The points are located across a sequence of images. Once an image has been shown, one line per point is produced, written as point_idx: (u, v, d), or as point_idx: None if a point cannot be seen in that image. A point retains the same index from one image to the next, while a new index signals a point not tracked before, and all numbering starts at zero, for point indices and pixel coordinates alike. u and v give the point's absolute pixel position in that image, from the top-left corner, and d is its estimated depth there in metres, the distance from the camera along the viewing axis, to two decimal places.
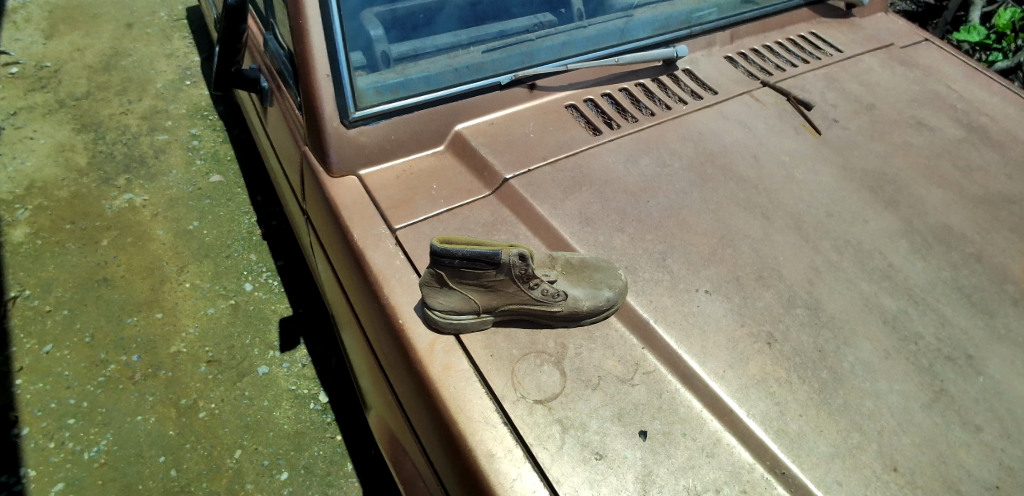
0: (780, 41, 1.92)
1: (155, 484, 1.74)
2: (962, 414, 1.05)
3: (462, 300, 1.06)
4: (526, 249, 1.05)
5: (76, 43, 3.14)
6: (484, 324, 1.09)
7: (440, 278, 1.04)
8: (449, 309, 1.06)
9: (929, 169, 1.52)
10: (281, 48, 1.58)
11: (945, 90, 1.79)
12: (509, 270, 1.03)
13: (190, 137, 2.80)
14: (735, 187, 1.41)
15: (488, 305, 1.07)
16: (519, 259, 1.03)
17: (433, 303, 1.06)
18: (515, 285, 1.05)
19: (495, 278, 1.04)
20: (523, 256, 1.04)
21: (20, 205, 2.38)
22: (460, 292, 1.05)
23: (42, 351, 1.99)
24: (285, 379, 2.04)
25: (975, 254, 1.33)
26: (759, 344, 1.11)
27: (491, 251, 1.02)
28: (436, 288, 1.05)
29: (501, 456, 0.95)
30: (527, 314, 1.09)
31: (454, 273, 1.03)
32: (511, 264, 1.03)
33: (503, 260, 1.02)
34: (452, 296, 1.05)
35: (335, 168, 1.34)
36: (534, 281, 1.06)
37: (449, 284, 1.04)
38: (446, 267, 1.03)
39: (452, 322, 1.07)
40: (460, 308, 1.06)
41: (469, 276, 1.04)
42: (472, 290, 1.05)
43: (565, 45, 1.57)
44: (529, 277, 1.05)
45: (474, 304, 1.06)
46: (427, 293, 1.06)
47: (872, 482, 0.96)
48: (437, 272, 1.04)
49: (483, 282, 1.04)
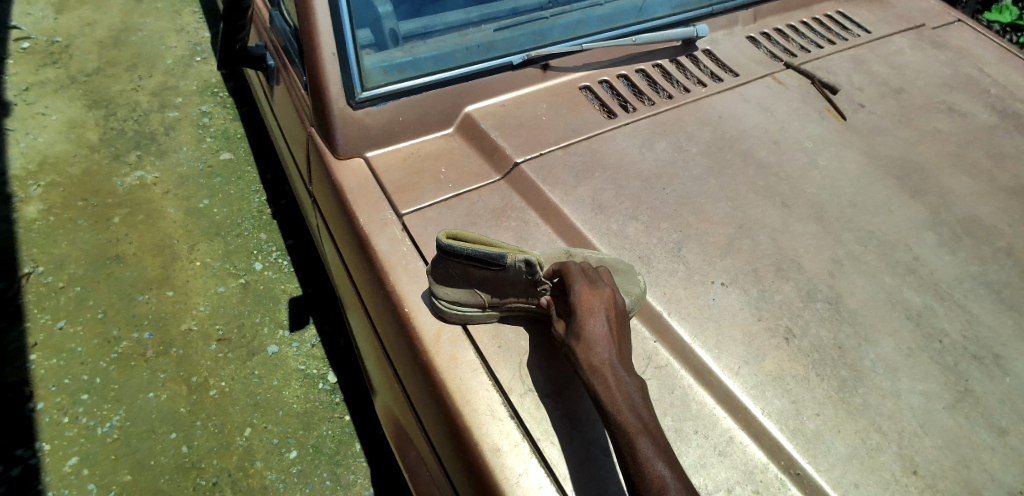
0: (805, 21, 1.84)
1: (167, 459, 1.76)
2: (988, 416, 1.01)
3: (469, 295, 1.02)
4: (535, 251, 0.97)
5: (86, 18, 3.11)
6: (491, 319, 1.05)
7: (446, 271, 1.01)
8: (452, 303, 1.03)
9: (959, 157, 1.45)
10: (286, 25, 1.54)
11: (977, 74, 1.71)
12: (517, 272, 0.97)
13: (201, 114, 2.78)
14: (755, 174, 1.36)
15: (495, 303, 1.03)
16: (524, 267, 0.96)
17: (437, 294, 1.03)
18: (523, 286, 0.99)
19: (502, 278, 0.99)
20: (529, 262, 0.96)
21: (32, 181, 2.38)
22: (465, 287, 1.02)
23: (55, 326, 2.00)
24: (294, 359, 2.04)
25: (1006, 247, 1.27)
26: (776, 339, 1.07)
27: (493, 256, 0.96)
28: (442, 279, 1.03)
29: (507, 450, 0.93)
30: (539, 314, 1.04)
31: (460, 269, 1.00)
32: (518, 268, 0.96)
33: (509, 263, 0.96)
34: (457, 290, 1.02)
35: (341, 150, 1.31)
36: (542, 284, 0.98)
37: (454, 277, 1.01)
38: (452, 262, 0.99)
39: (455, 315, 1.05)
40: (466, 302, 1.03)
41: (472, 275, 1.00)
42: (477, 286, 1.01)
43: (579, 23, 1.52)
44: (537, 280, 0.98)
45: (480, 300, 1.03)
46: (432, 283, 1.04)
47: (889, 484, 0.93)
48: (442, 264, 1.01)
49: (489, 281, 1.00)
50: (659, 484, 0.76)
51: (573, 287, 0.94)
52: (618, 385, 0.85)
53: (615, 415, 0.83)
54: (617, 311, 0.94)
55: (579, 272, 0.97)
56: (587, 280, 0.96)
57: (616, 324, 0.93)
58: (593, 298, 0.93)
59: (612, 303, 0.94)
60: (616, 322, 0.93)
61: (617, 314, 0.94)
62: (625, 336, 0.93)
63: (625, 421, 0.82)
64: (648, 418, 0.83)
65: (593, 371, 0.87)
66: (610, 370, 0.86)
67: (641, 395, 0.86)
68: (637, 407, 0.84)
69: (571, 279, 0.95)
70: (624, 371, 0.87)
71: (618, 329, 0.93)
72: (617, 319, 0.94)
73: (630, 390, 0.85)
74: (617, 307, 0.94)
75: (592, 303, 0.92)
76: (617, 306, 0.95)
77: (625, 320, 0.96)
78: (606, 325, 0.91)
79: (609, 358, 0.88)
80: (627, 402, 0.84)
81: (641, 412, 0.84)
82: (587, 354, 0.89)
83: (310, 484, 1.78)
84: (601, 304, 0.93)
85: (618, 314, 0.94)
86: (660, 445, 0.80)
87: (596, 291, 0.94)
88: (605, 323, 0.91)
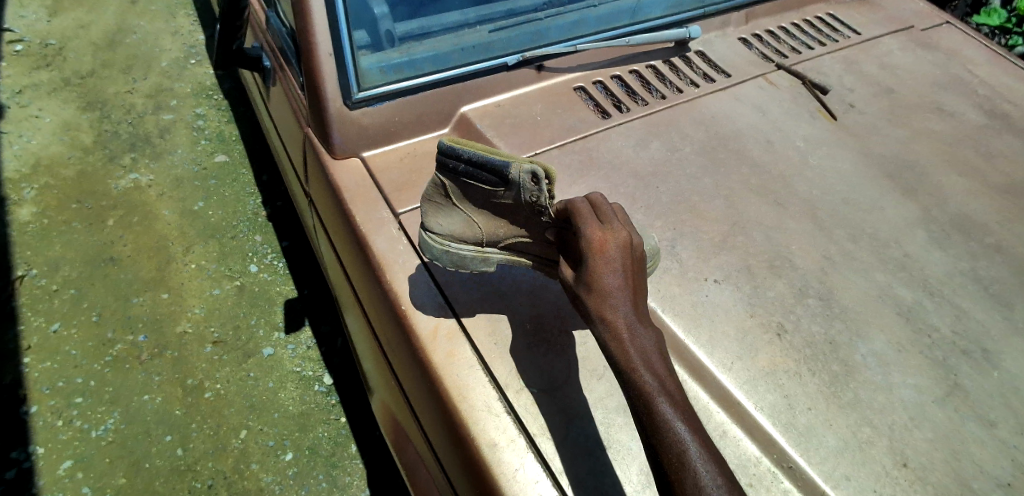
0: (797, 22, 1.86)
1: (162, 462, 1.75)
2: (978, 409, 1.03)
3: (464, 225, 1.03)
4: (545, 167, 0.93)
5: (80, 20, 3.11)
6: (485, 261, 1.06)
7: (446, 190, 1.01)
8: (448, 235, 1.04)
9: (948, 156, 1.48)
10: (283, 26, 1.55)
11: (967, 75, 1.73)
12: (519, 189, 0.94)
13: (196, 117, 2.78)
14: (748, 172, 1.38)
15: (492, 236, 1.04)
16: (530, 178, 0.93)
17: (429, 228, 1.04)
18: (526, 207, 0.97)
19: (504, 195, 0.97)
20: (535, 173, 0.92)
21: (26, 184, 2.37)
22: (462, 213, 1.02)
23: (49, 329, 1.99)
24: (290, 360, 2.04)
25: (995, 244, 1.29)
26: (770, 335, 1.08)
27: (497, 166, 0.93)
28: (438, 205, 1.03)
29: (504, 445, 0.94)
30: (541, 240, 1.02)
31: (458, 187, 0.99)
32: (522, 182, 0.93)
33: (513, 177, 0.93)
34: (453, 217, 1.03)
35: (338, 149, 1.32)
36: (545, 206, 0.95)
37: (451, 201, 1.01)
38: (450, 177, 0.99)
39: (451, 252, 1.04)
40: (461, 237, 1.04)
41: (475, 193, 0.99)
42: (476, 213, 1.02)
43: (575, 25, 1.54)
44: (541, 201, 0.95)
45: (476, 231, 1.03)
46: (427, 211, 1.04)
47: (881, 476, 0.94)
48: (440, 180, 1.00)
49: (488, 200, 0.99)
50: (675, 435, 0.77)
51: (585, 231, 0.91)
52: (631, 337, 0.86)
53: (629, 369, 0.83)
54: (631, 256, 0.92)
55: (591, 213, 0.94)
56: (599, 222, 0.93)
57: (630, 271, 0.91)
58: (606, 244, 0.91)
59: (627, 247, 0.92)
60: (631, 268, 0.91)
61: (631, 259, 0.92)
62: (640, 282, 0.92)
63: (639, 374, 0.83)
64: (662, 369, 0.84)
65: (606, 322, 0.87)
66: (623, 323, 0.87)
67: (654, 345, 0.86)
68: (650, 360, 0.84)
69: (582, 223, 0.92)
70: (637, 322, 0.87)
71: (633, 276, 0.91)
72: (632, 264, 0.92)
73: (644, 342, 0.86)
74: (632, 249, 0.92)
75: (605, 250, 0.90)
76: (634, 249, 0.93)
77: (640, 263, 0.94)
78: (619, 273, 0.90)
79: (622, 308, 0.88)
80: (640, 355, 0.84)
81: (655, 363, 0.84)
82: (600, 304, 0.88)
83: (306, 486, 1.78)
84: (615, 250, 0.91)
85: (634, 258, 0.92)
86: (674, 396, 0.81)
87: (610, 233, 0.91)
88: (619, 271, 0.90)
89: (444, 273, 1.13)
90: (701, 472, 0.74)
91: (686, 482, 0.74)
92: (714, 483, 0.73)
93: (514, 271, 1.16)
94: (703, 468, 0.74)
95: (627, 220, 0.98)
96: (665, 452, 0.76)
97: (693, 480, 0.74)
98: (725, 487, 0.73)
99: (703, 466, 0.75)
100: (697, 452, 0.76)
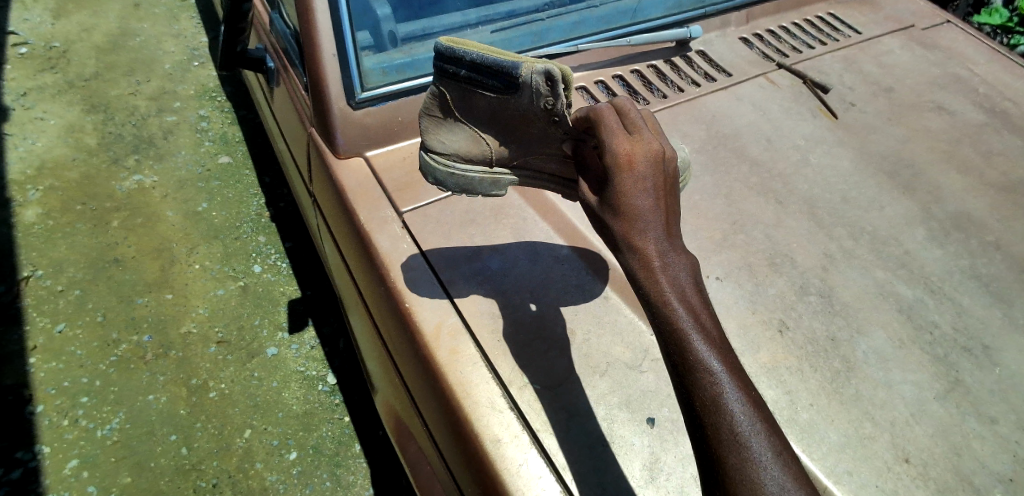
0: (797, 22, 1.87)
1: (166, 461, 1.77)
2: (978, 405, 1.03)
3: (469, 141, 0.98)
4: (561, 68, 0.85)
5: (84, 23, 3.13)
6: (493, 183, 1.02)
7: (450, 102, 0.95)
8: (452, 154, 0.99)
9: (948, 154, 1.48)
10: (287, 27, 1.56)
11: (967, 73, 1.74)
12: (531, 95, 0.88)
13: (199, 118, 2.79)
14: (748, 171, 1.39)
15: (499, 153, 0.99)
16: (542, 79, 0.85)
17: (432, 146, 0.99)
18: (538, 115, 0.90)
19: (514, 100, 0.90)
20: (550, 74, 0.84)
21: (31, 185, 2.39)
22: (466, 129, 0.97)
23: (55, 330, 2.01)
24: (294, 360, 2.05)
25: (995, 241, 1.30)
26: (770, 331, 1.09)
27: (507, 66, 0.86)
28: (442, 121, 0.98)
29: (507, 441, 0.95)
30: (554, 154, 0.95)
31: (461, 96, 0.94)
32: (534, 86, 0.86)
33: (524, 79, 0.86)
34: (456, 132, 0.98)
35: (342, 150, 1.33)
36: (562, 112, 0.88)
37: (455, 115, 0.96)
38: (453, 85, 0.93)
39: (454, 174, 0.99)
40: (466, 155, 0.99)
41: (481, 101, 0.93)
42: (482, 127, 0.96)
43: (575, 25, 1.55)
44: (557, 108, 0.87)
45: (482, 147, 0.98)
46: (429, 126, 0.99)
47: (882, 472, 0.95)
48: (442, 90, 0.95)
49: (495, 112, 0.93)
50: (716, 388, 0.65)
51: (608, 144, 0.76)
52: (665, 269, 0.70)
53: (661, 303, 0.68)
54: (665, 174, 0.76)
55: (615, 124, 0.78)
56: (625, 132, 0.77)
57: (664, 190, 0.75)
58: (635, 157, 0.75)
59: (660, 160, 0.76)
60: (664, 187, 0.75)
61: (664, 176, 0.76)
62: (674, 203, 0.76)
63: (675, 314, 0.68)
64: (703, 307, 0.70)
65: (635, 253, 0.72)
66: (655, 250, 0.71)
67: (693, 279, 0.71)
68: (686, 291, 0.70)
69: (604, 134, 0.77)
70: (672, 251, 0.72)
71: (666, 196, 0.75)
72: (665, 182, 0.76)
73: (680, 275, 0.71)
74: (665, 164, 0.76)
75: (634, 165, 0.74)
76: (667, 163, 0.77)
77: (675, 181, 0.78)
78: (650, 193, 0.74)
79: (654, 235, 0.72)
80: (676, 290, 0.69)
81: (694, 300, 0.69)
82: (628, 230, 0.73)
83: (310, 485, 1.79)
84: (645, 165, 0.75)
85: (667, 175, 0.76)
86: (715, 341, 0.68)
87: (639, 145, 0.76)
88: (650, 191, 0.74)
89: (447, 272, 1.14)
90: (744, 431, 0.63)
91: (725, 442, 0.63)
92: (756, 443, 0.63)
93: (516, 269, 1.17)
94: (746, 426, 0.63)
95: (659, 131, 0.82)
96: (702, 408, 0.64)
97: (732, 439, 0.63)
98: (764, 434, 0.63)
99: (743, 417, 0.64)
100: (739, 407, 0.64)
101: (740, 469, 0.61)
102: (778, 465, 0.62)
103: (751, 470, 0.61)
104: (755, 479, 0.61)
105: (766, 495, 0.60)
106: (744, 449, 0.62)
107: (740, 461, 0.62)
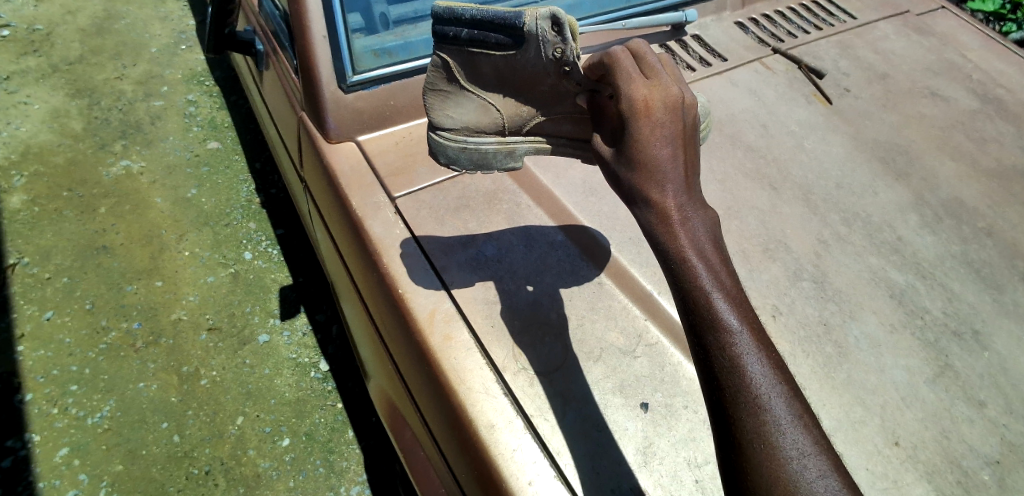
0: (793, 6, 1.86)
1: (158, 449, 1.76)
2: (967, 390, 1.04)
3: (479, 111, 0.95)
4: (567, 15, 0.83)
5: (67, 5, 3.06)
6: (508, 153, 0.99)
7: (451, 73, 0.93)
8: (462, 128, 0.96)
9: (941, 141, 1.48)
10: (275, 9, 1.53)
11: (960, 60, 1.74)
12: (538, 45, 0.85)
13: (187, 103, 2.75)
14: (743, 157, 1.39)
15: (511, 120, 0.96)
16: (550, 26, 0.83)
17: (440, 122, 0.96)
18: (548, 68, 0.88)
19: (520, 55, 0.88)
20: (556, 19, 0.82)
21: (16, 172, 2.34)
22: (474, 98, 0.95)
23: (42, 318, 1.98)
24: (285, 347, 2.04)
25: (986, 228, 1.30)
26: (764, 316, 1.10)
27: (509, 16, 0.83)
28: (445, 94, 0.95)
29: (502, 425, 0.94)
30: (569, 112, 0.93)
31: (467, 62, 0.91)
32: (540, 34, 0.84)
33: (528, 29, 0.83)
34: (464, 104, 0.95)
35: (333, 134, 1.31)
36: (572, 60, 0.85)
37: (461, 84, 0.94)
38: (456, 52, 0.90)
39: (470, 149, 0.96)
40: (476, 127, 0.96)
41: (484, 63, 0.90)
42: (490, 95, 0.94)
43: (571, 6, 1.52)
44: (566, 56, 0.85)
45: (493, 115, 0.95)
46: (435, 100, 0.96)
47: (873, 455, 0.95)
48: (445, 59, 0.92)
49: (502, 74, 0.91)
50: (735, 353, 0.63)
51: (625, 90, 0.71)
52: (684, 226, 0.67)
53: (679, 263, 0.66)
54: (682, 125, 0.70)
55: (632, 69, 0.73)
56: (642, 77, 0.72)
57: (683, 139, 0.70)
58: (652, 106, 0.69)
59: (677, 108, 0.70)
60: (683, 136, 0.70)
61: (684, 125, 0.71)
62: (694, 154, 0.72)
63: (694, 273, 0.65)
64: (721, 266, 0.67)
65: (652, 208, 0.68)
66: (674, 208, 0.67)
67: (711, 236, 0.68)
68: (704, 252, 0.67)
69: (619, 81, 0.72)
70: (692, 205, 0.68)
71: (684, 147, 0.70)
72: (683, 131, 0.70)
73: (697, 233, 0.67)
74: (684, 112, 0.71)
75: (651, 112, 0.69)
76: (686, 111, 0.71)
77: (693, 130, 0.72)
78: (668, 142, 0.69)
79: (673, 189, 0.68)
80: (694, 248, 0.66)
81: (712, 259, 0.66)
82: (644, 183, 0.68)
83: (303, 472, 1.78)
84: (663, 112, 0.69)
85: (686, 124, 0.71)
86: (735, 301, 0.65)
87: (657, 91, 0.70)
88: (669, 140, 0.69)
89: (441, 258, 1.14)
90: (763, 396, 0.62)
91: (745, 407, 0.61)
92: (775, 403, 0.62)
93: (511, 255, 1.16)
94: (766, 389, 0.62)
95: (678, 76, 0.76)
96: (721, 372, 0.63)
97: (750, 401, 0.61)
98: (784, 391, 0.63)
99: (760, 376, 0.62)
100: (760, 372, 0.62)
101: (758, 433, 0.61)
102: (795, 428, 0.61)
103: (769, 435, 0.60)
104: (773, 444, 0.60)
105: (783, 459, 0.60)
106: (762, 414, 0.61)
107: (757, 426, 0.61)
